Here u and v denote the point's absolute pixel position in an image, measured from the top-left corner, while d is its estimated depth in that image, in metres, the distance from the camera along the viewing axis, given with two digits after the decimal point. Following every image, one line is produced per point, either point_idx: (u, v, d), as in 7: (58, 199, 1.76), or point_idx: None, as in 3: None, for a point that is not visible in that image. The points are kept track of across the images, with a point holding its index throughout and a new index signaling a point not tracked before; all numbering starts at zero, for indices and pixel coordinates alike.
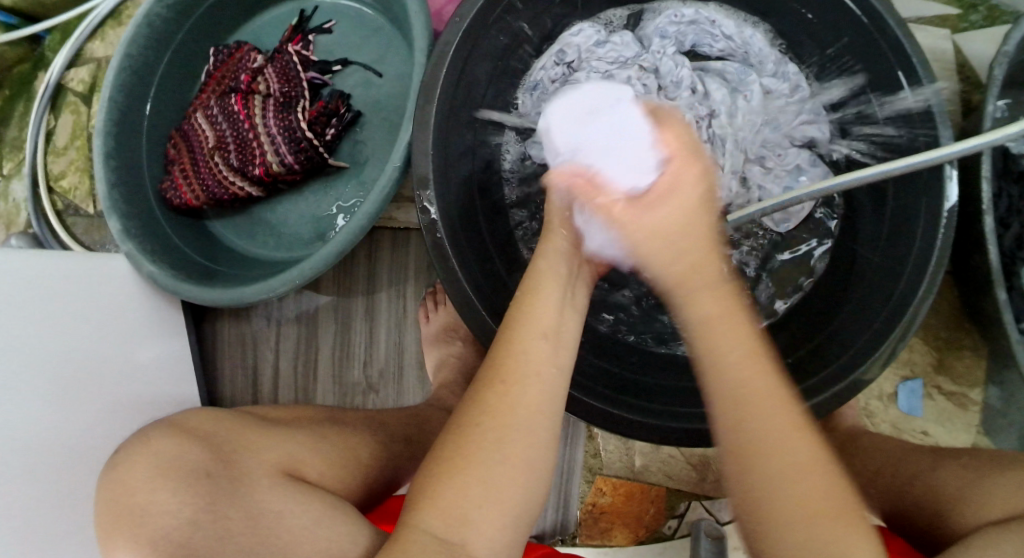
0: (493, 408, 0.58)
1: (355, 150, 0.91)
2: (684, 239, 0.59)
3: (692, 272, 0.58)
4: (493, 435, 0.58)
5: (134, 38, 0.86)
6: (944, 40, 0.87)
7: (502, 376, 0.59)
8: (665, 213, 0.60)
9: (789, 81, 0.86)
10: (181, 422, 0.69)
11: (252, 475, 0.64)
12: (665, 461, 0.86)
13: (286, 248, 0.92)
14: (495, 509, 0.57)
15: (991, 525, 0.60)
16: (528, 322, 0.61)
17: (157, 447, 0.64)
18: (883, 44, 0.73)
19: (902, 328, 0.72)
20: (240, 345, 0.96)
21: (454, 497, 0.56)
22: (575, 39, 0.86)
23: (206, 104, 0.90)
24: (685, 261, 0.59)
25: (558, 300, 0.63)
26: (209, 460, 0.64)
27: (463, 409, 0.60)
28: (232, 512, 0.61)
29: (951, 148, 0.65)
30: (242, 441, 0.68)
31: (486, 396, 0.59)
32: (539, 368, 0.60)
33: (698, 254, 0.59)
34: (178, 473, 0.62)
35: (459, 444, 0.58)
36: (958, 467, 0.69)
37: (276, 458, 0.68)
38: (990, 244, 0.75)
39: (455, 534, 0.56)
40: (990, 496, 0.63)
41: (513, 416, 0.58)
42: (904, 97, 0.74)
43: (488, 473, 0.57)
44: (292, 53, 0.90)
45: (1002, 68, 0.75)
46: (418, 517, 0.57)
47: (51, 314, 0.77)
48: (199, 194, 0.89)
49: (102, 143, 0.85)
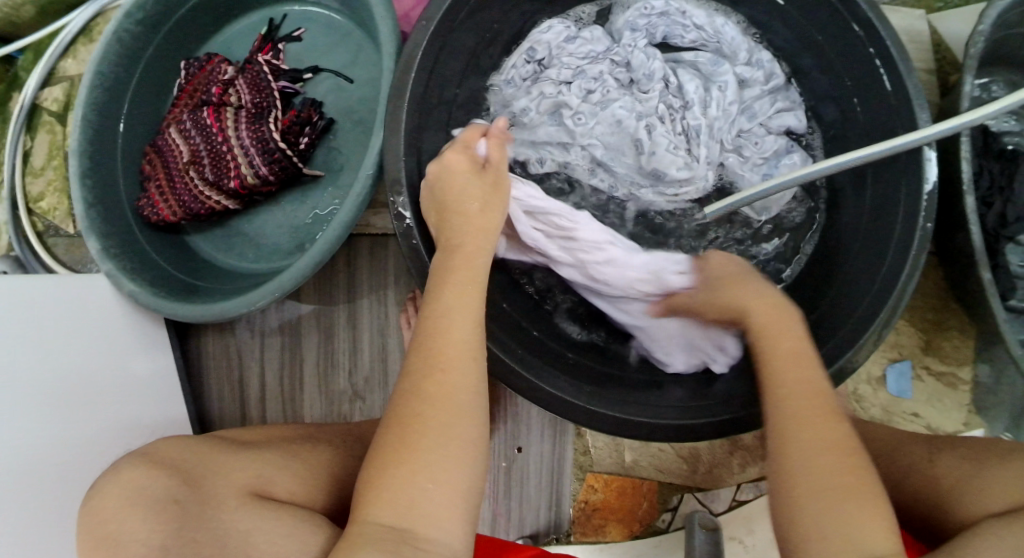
0: (433, 397, 0.59)
1: (329, 157, 0.91)
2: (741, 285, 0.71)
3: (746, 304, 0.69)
4: (435, 421, 0.59)
5: (104, 55, 0.86)
6: (920, 20, 0.86)
7: (438, 362, 0.60)
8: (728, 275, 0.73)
9: (764, 69, 0.85)
10: (152, 451, 0.69)
11: (218, 500, 0.66)
12: (656, 455, 0.86)
13: (266, 260, 0.92)
14: (444, 492, 0.57)
15: (993, 520, 0.60)
16: (452, 306, 0.63)
17: (128, 477, 0.64)
18: (857, 28, 0.72)
19: (888, 310, 0.71)
20: (225, 358, 0.96)
21: (403, 485, 0.57)
22: (545, 36, 0.84)
23: (180, 118, 0.89)
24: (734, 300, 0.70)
25: (471, 280, 0.64)
26: (177, 486, 0.65)
27: (400, 399, 0.60)
28: (200, 537, 0.63)
29: (930, 129, 0.65)
30: (210, 465, 0.69)
31: (425, 384, 0.60)
32: (470, 352, 0.62)
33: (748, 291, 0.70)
34: (149, 501, 0.63)
35: (405, 435, 0.58)
36: (955, 458, 0.68)
37: (245, 477, 0.69)
38: (972, 224, 0.74)
39: (408, 521, 0.56)
40: (991, 487, 0.63)
41: (451, 401, 0.59)
42: (881, 83, 0.73)
43: (433, 460, 0.58)
44: (262, 63, 0.89)
45: (977, 46, 0.73)
46: (367, 511, 0.57)
47: (30, 331, 0.76)
48: (176, 210, 0.88)
49: (77, 162, 0.85)
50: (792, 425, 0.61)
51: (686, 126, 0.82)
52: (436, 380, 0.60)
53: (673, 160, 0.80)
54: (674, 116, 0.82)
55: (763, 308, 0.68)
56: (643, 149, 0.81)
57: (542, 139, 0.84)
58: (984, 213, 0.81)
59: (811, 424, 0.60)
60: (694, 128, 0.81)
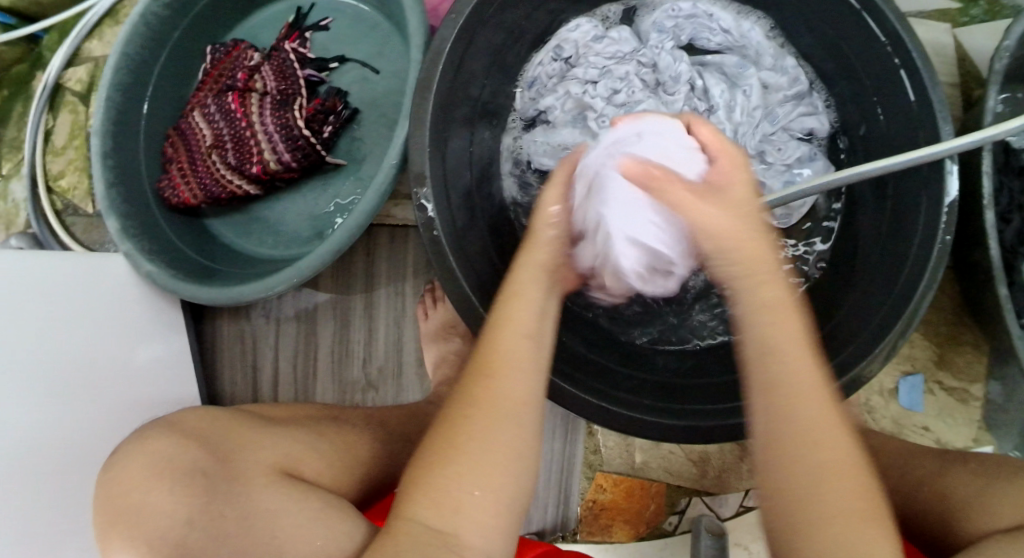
0: (481, 399, 0.57)
1: (352, 147, 0.91)
2: (734, 228, 0.58)
3: (740, 250, 0.57)
4: (484, 427, 0.57)
5: (130, 36, 0.86)
6: (945, 34, 0.86)
7: (491, 366, 0.58)
8: (725, 207, 0.59)
9: (788, 75, 0.85)
10: (180, 420, 0.68)
11: (247, 476, 0.64)
12: (666, 458, 0.86)
13: (284, 245, 0.92)
14: (486, 496, 0.56)
15: (999, 536, 0.59)
16: (513, 314, 0.60)
17: (154, 448, 0.64)
18: (882, 38, 0.72)
19: (904, 322, 0.70)
20: (239, 343, 0.96)
21: (447, 489, 0.56)
22: (573, 34, 0.85)
23: (204, 102, 0.89)
24: (734, 232, 0.57)
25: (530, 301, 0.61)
26: (207, 461, 0.64)
27: (453, 402, 0.58)
28: (227, 512, 0.61)
29: (954, 141, 0.65)
30: (240, 440, 0.68)
31: (474, 388, 0.58)
32: (523, 360, 0.58)
33: (746, 230, 0.58)
34: (176, 472, 0.62)
35: (450, 437, 0.57)
36: (968, 474, 0.68)
37: (272, 458, 0.68)
38: (992, 239, 0.74)
39: (450, 524, 0.55)
40: (996, 504, 0.63)
41: (515, 405, 0.57)
42: (903, 91, 0.73)
43: (481, 466, 0.56)
44: (288, 50, 0.90)
45: (1002, 62, 0.74)
46: (412, 508, 0.56)
47: (43, 312, 0.75)
48: (197, 193, 0.89)
49: (100, 142, 0.85)
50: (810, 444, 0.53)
51: None
52: (487, 384, 0.58)
53: None
54: (699, 118, 0.83)
55: (766, 262, 0.57)
56: None
57: (567, 138, 0.85)
58: (1003, 229, 0.81)
59: (824, 446, 0.53)
60: (718, 132, 0.83)
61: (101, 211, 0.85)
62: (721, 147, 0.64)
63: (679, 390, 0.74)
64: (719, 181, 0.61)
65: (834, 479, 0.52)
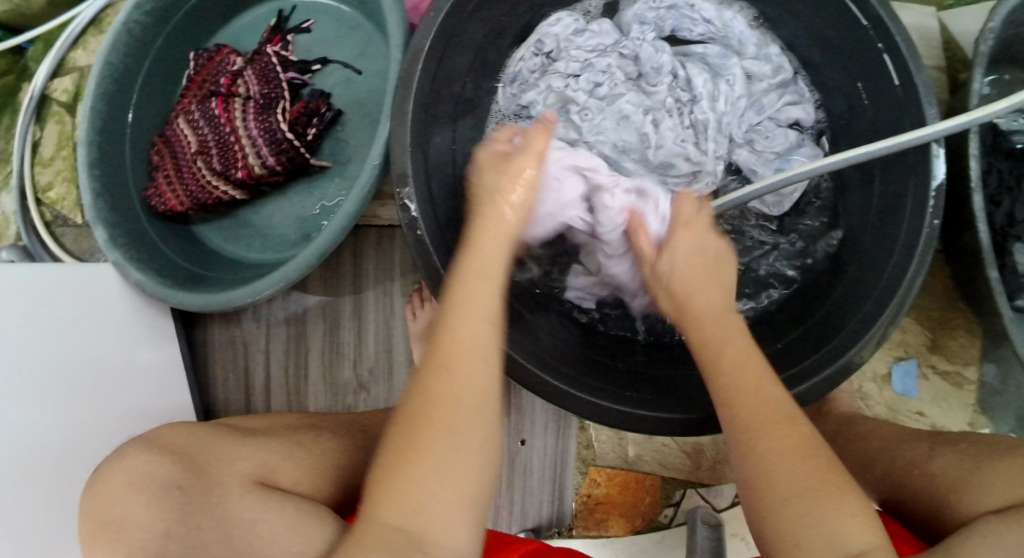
0: (440, 396, 0.59)
1: (337, 148, 0.91)
2: (696, 283, 0.68)
3: (696, 299, 0.68)
4: (446, 428, 0.58)
5: (113, 46, 0.86)
6: (929, 18, 0.85)
7: (447, 362, 0.60)
8: (682, 266, 0.70)
9: (772, 63, 0.84)
10: (156, 436, 0.68)
11: (222, 487, 0.65)
12: (659, 450, 0.86)
13: (273, 250, 0.92)
14: (450, 494, 0.57)
15: (991, 516, 0.59)
16: (469, 305, 0.62)
17: (133, 462, 0.64)
18: (865, 24, 0.72)
19: (893, 309, 0.69)
20: (231, 348, 0.96)
21: (411, 490, 0.56)
22: (554, 28, 0.84)
23: (188, 108, 0.89)
24: (692, 286, 0.68)
25: (485, 298, 0.62)
26: (183, 473, 0.64)
27: (412, 400, 0.60)
28: (204, 523, 0.62)
29: (937, 126, 0.64)
30: (218, 452, 0.68)
31: (432, 383, 0.59)
32: (479, 353, 0.60)
33: (712, 286, 0.68)
34: (152, 485, 0.62)
35: (410, 435, 0.58)
36: (956, 455, 0.67)
37: (250, 468, 0.68)
38: (980, 220, 0.73)
39: (415, 524, 0.56)
40: (987, 483, 0.62)
41: (471, 400, 0.59)
42: (887, 75, 0.73)
43: (443, 467, 0.57)
44: (270, 54, 0.89)
45: (987, 44, 0.72)
46: (376, 511, 0.57)
47: (32, 321, 0.75)
48: (184, 200, 0.89)
49: (86, 152, 0.85)
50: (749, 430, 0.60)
51: (694, 120, 0.81)
52: (447, 381, 0.59)
53: (679, 153, 0.80)
54: (682, 109, 0.82)
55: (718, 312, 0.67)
56: (648, 143, 0.81)
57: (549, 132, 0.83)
58: (991, 211, 0.80)
59: (764, 431, 0.59)
60: (702, 122, 0.81)
61: (87, 222, 0.85)
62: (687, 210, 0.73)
63: (655, 385, 0.75)
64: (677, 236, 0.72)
65: (779, 459, 0.58)
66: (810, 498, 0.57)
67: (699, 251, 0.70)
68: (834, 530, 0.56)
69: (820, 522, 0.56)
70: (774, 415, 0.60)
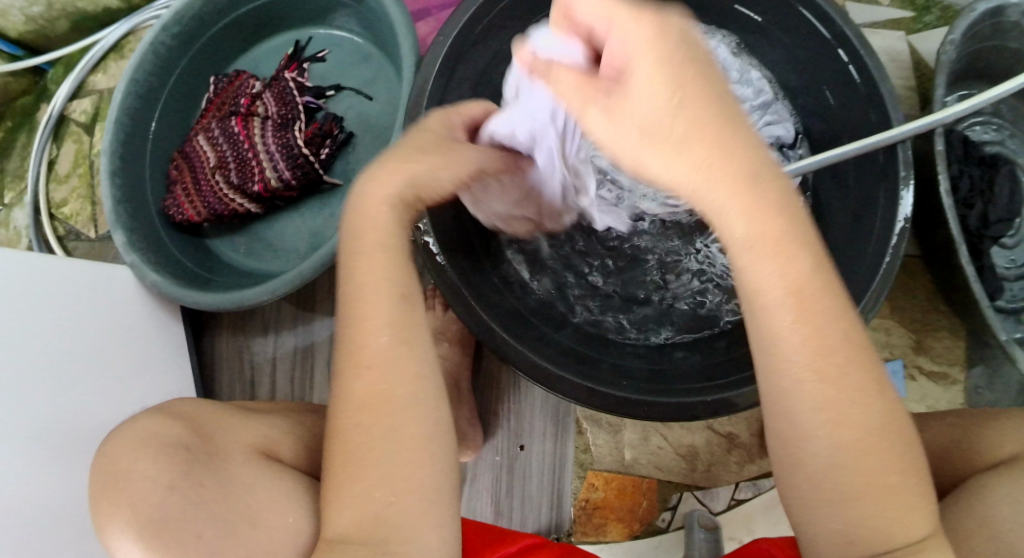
0: (368, 400, 0.55)
1: (347, 168, 0.96)
2: (699, 176, 0.47)
3: (717, 202, 0.48)
4: (380, 428, 0.55)
5: (139, 64, 0.90)
6: (899, 41, 0.92)
7: (364, 363, 0.55)
8: (667, 146, 0.47)
9: (755, 85, 0.87)
10: (173, 407, 0.69)
11: (225, 451, 0.64)
12: (654, 453, 0.88)
13: (283, 261, 0.95)
14: (404, 496, 0.55)
15: (985, 473, 0.60)
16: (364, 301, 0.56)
17: (142, 425, 0.64)
18: (829, 38, 0.77)
19: (871, 297, 0.71)
20: (238, 360, 0.98)
21: (368, 496, 0.55)
22: None
23: (208, 126, 0.93)
24: (691, 181, 0.48)
25: (383, 241, 0.56)
26: (189, 436, 0.64)
27: (337, 405, 0.57)
28: (205, 479, 0.61)
29: (904, 128, 0.68)
30: (223, 423, 0.68)
31: (356, 389, 0.56)
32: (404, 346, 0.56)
33: (709, 168, 0.47)
34: (160, 445, 0.62)
35: (358, 439, 0.55)
36: (943, 426, 0.68)
37: (251, 437, 0.68)
38: (949, 215, 0.77)
39: (381, 532, 0.54)
40: (979, 449, 0.63)
41: (393, 399, 0.55)
42: (850, 77, 0.77)
43: (392, 471, 0.55)
44: (288, 79, 0.94)
45: (948, 55, 0.77)
46: (334, 520, 0.56)
47: (41, 300, 0.75)
48: (200, 210, 0.92)
49: (108, 161, 0.88)
50: (809, 417, 0.50)
51: None
52: (366, 377, 0.55)
53: None
54: None
55: (740, 217, 0.48)
56: None
57: None
58: (966, 214, 0.84)
59: (842, 415, 0.50)
60: None
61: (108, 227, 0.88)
62: (636, 67, 0.47)
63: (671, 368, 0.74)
64: (625, 93, 0.48)
65: (844, 449, 0.50)
66: (856, 498, 0.50)
67: (655, 88, 0.47)
68: (870, 526, 0.50)
69: (867, 519, 0.50)
70: (866, 383, 0.50)
